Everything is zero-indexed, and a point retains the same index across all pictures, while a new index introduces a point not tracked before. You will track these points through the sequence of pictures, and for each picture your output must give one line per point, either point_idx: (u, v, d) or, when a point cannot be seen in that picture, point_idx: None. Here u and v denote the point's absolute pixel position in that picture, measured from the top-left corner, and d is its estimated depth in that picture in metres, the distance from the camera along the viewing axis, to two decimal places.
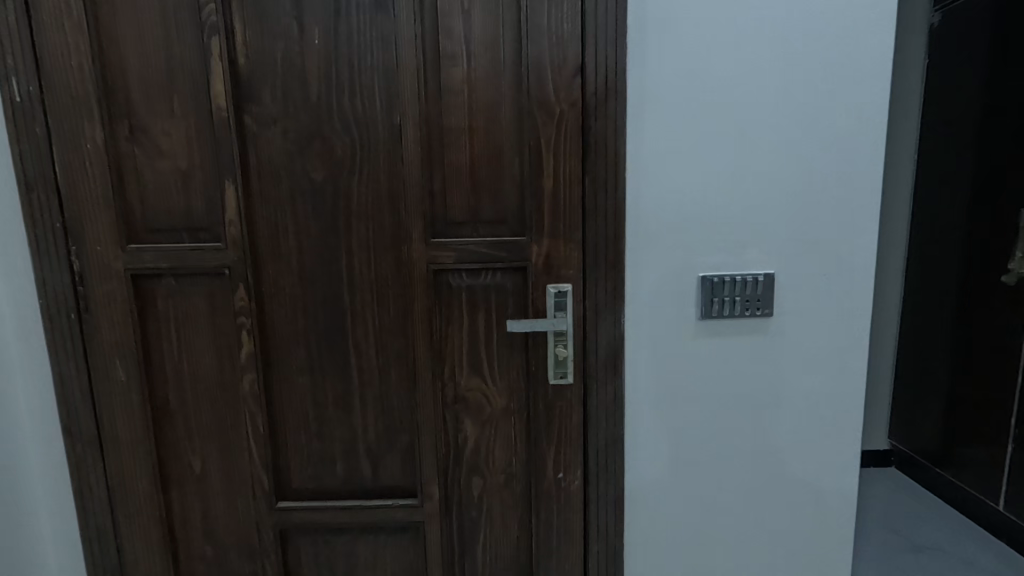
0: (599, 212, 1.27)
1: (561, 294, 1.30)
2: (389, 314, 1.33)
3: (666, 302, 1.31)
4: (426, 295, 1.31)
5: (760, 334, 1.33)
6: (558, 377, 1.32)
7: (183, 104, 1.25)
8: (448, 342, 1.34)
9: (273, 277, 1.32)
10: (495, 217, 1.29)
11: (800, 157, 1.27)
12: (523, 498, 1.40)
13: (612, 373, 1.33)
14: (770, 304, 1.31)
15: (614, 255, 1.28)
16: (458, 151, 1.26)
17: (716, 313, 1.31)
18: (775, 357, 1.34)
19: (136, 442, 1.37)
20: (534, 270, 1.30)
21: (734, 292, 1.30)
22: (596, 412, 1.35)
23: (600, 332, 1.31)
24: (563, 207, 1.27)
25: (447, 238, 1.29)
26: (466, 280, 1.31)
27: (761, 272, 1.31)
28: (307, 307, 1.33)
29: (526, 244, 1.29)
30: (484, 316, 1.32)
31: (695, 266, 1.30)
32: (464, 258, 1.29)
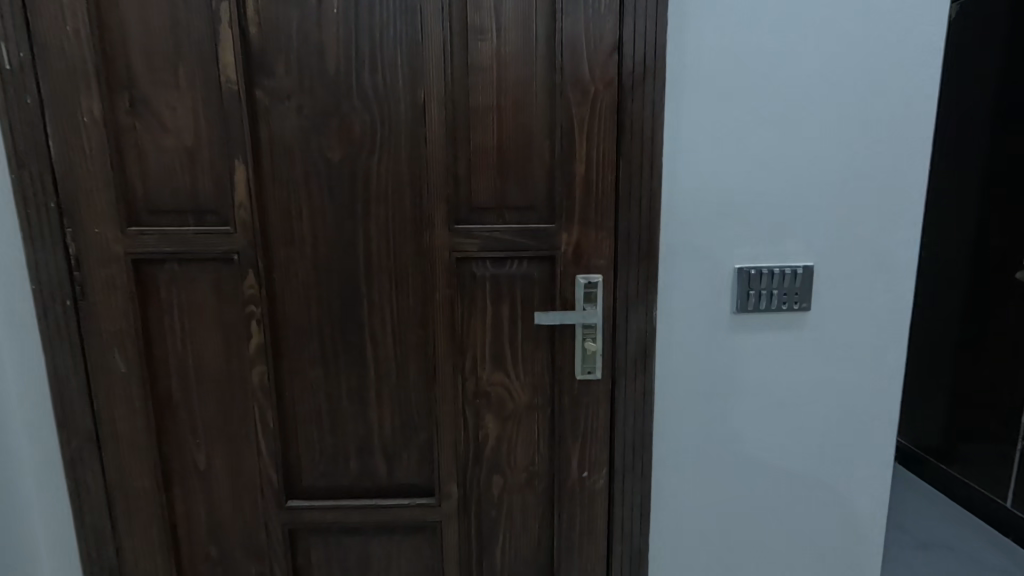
0: (633, 200, 1.20)
1: (591, 285, 1.23)
2: (409, 304, 1.26)
3: (700, 293, 1.26)
4: (448, 284, 1.24)
5: (796, 329, 1.28)
6: (585, 372, 1.27)
7: (190, 75, 1.16)
8: (471, 334, 1.27)
9: (285, 263, 1.24)
10: (523, 203, 1.22)
11: (844, 144, 1.22)
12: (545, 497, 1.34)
13: (642, 368, 1.27)
14: (807, 298, 1.26)
15: (647, 243, 1.22)
16: (485, 131, 1.19)
17: (752, 307, 1.26)
18: (810, 353, 1.29)
19: (136, 436, 1.29)
20: (563, 260, 1.23)
21: (772, 285, 1.25)
22: (624, 408, 1.29)
23: (630, 326, 1.25)
24: (595, 193, 1.21)
25: (472, 225, 1.22)
26: (491, 269, 1.24)
27: (800, 265, 1.25)
28: (321, 295, 1.25)
29: (556, 232, 1.22)
30: (509, 307, 1.26)
31: (731, 257, 1.24)
32: (490, 246, 1.22)
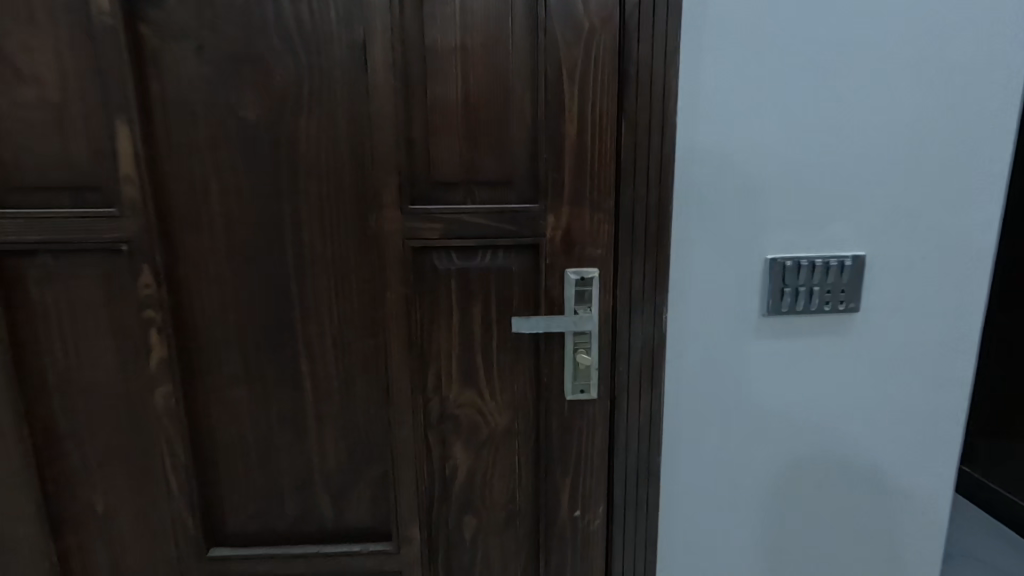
0: (639, 173, 0.94)
1: (585, 282, 0.97)
2: (354, 306, 0.99)
3: (721, 291, 1.00)
4: (403, 281, 0.97)
5: (840, 334, 1.03)
6: (576, 392, 1.01)
7: (50, 6, 0.86)
8: (433, 343, 1.00)
9: (193, 256, 0.96)
10: (498, 177, 0.95)
11: (909, 101, 0.95)
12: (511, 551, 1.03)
13: (649, 384, 1.01)
14: (856, 297, 1.01)
15: (657, 228, 0.95)
16: (446, 82, 0.91)
17: (786, 308, 1.00)
18: (854, 362, 1.05)
19: (11, 475, 1.02)
20: (549, 250, 0.97)
21: (812, 280, 0.99)
22: (626, 433, 1.04)
23: (634, 334, 0.99)
24: (590, 163, 0.94)
25: (431, 206, 0.95)
26: (459, 261, 0.98)
27: (848, 255, 0.99)
28: (240, 297, 0.98)
29: (539, 214, 0.95)
30: (482, 308, 0.99)
31: (762, 245, 0.99)
32: (455, 232, 0.96)
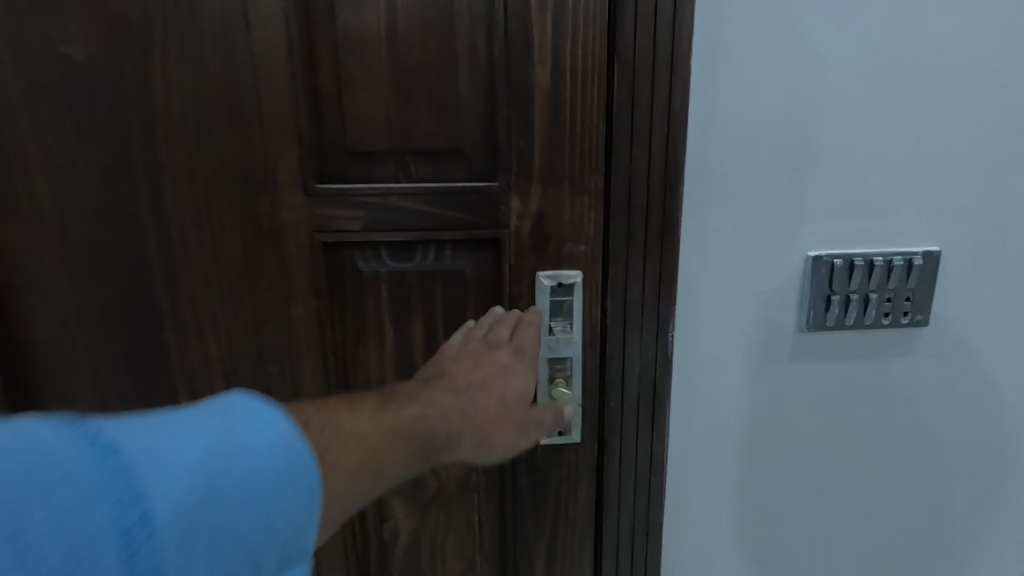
0: (639, 137, 0.66)
1: (563, 289, 0.72)
2: (248, 322, 0.73)
3: (745, 298, 0.74)
4: (314, 287, 0.71)
5: (899, 355, 0.78)
6: (553, 435, 0.76)
7: None
8: (359, 370, 0.75)
9: (16, 254, 0.69)
10: (440, 144, 0.68)
11: (1011, 41, 0.68)
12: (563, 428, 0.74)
13: (648, 426, 0.75)
14: (924, 307, 0.76)
15: (661, 216, 0.68)
16: (362, 6, 0.63)
17: (831, 322, 0.75)
18: (915, 392, 0.80)
19: None
20: (514, 246, 0.70)
21: (866, 284, 0.74)
22: (618, 488, 0.78)
23: (630, 360, 0.73)
24: (570, 124, 0.67)
25: (348, 185, 0.68)
26: (390, 262, 0.71)
27: (919, 252, 0.73)
28: (89, 310, 0.71)
29: (498, 196, 0.69)
30: (424, 326, 0.73)
31: (800, 239, 0.72)
32: (381, 222, 0.69)
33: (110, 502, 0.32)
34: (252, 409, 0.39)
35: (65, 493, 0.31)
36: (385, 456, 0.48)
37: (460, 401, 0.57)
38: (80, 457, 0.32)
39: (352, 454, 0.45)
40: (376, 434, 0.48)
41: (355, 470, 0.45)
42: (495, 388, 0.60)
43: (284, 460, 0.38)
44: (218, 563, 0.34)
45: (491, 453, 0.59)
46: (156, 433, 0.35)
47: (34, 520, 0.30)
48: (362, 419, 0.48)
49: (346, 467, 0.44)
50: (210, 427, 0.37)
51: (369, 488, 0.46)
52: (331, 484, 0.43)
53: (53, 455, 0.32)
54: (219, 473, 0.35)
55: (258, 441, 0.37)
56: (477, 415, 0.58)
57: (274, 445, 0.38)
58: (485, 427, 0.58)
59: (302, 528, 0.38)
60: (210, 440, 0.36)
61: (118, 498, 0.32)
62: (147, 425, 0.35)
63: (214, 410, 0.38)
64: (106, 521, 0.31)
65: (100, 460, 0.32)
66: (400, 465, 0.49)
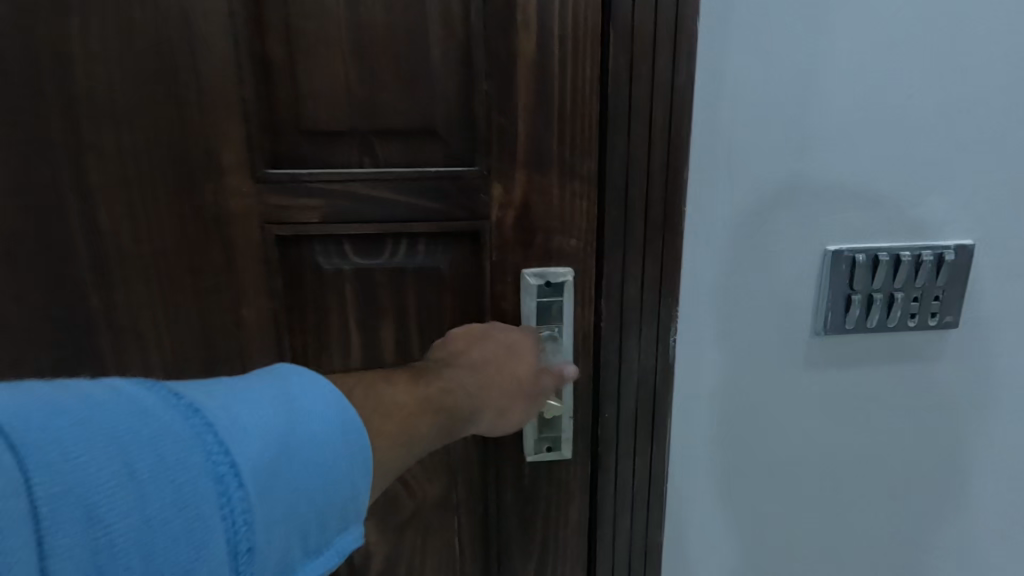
0: (637, 114, 0.58)
1: (552, 289, 0.63)
2: (194, 326, 0.64)
3: (756, 298, 0.66)
4: (268, 286, 0.63)
5: (925, 359, 0.71)
6: (541, 451, 0.68)
7: None
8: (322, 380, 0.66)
9: None
10: (409, 123, 0.59)
11: None
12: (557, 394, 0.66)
13: (647, 440, 0.68)
14: (954, 307, 0.68)
15: (663, 205, 0.60)
16: None
17: (851, 325, 0.68)
18: (941, 401, 0.72)
19: None
20: (495, 239, 0.62)
21: (891, 282, 0.67)
22: (614, 509, 0.70)
23: (627, 367, 0.65)
24: (558, 100, 0.58)
25: (304, 170, 0.60)
26: (356, 258, 0.63)
27: (950, 245, 0.66)
28: (10, 314, 0.62)
29: (477, 183, 0.60)
30: (396, 331, 0.65)
31: (818, 231, 0.64)
32: (344, 212, 0.61)
33: (206, 450, 0.35)
34: (299, 379, 0.43)
35: (166, 443, 0.34)
36: (417, 424, 0.51)
37: (487, 379, 0.58)
38: (174, 413, 0.35)
39: (394, 424, 0.49)
40: (410, 402, 0.52)
41: (398, 436, 0.49)
42: (508, 363, 0.59)
43: (335, 419, 0.42)
44: (293, 507, 0.38)
45: (506, 425, 0.59)
46: (226, 398, 0.38)
47: (142, 467, 0.32)
48: (395, 391, 0.51)
49: (392, 432, 0.49)
50: (267, 394, 0.41)
51: (412, 453, 0.51)
52: (382, 445, 0.48)
53: (151, 412, 0.34)
54: (286, 431, 0.39)
55: (312, 404, 0.42)
56: (496, 389, 0.58)
57: (323, 410, 0.42)
58: (502, 401, 0.58)
59: (353, 481, 0.42)
60: (273, 406, 0.40)
61: (214, 447, 0.35)
62: (217, 390, 0.39)
63: (265, 381, 0.42)
64: (207, 466, 0.34)
65: (190, 416, 0.35)
66: (434, 432, 0.53)
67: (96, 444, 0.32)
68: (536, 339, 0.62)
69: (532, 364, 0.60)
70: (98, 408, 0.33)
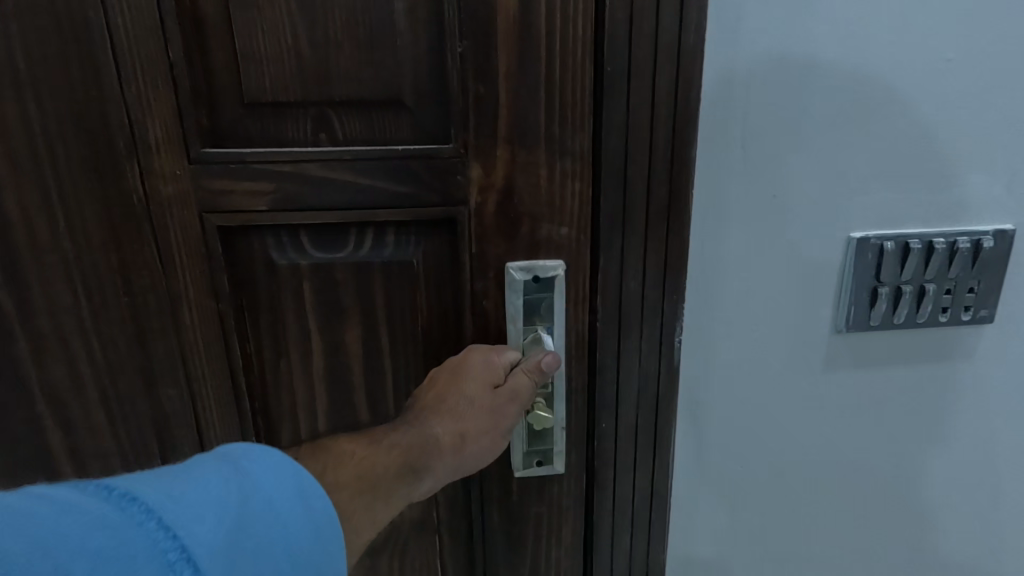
0: (638, 80, 0.49)
1: (541, 285, 0.55)
2: (127, 333, 0.55)
3: (770, 294, 0.59)
4: (211, 285, 0.54)
5: (955, 357, 0.63)
6: (530, 465, 0.60)
7: None
8: (280, 390, 0.58)
9: None
10: (368, 91, 0.50)
11: None
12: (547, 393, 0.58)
13: (649, 451, 0.60)
14: (990, 300, 0.61)
15: (668, 187, 0.52)
16: None
17: (876, 321, 0.61)
18: (972, 403, 0.65)
19: None
20: (474, 228, 0.53)
21: (921, 273, 0.59)
22: (611, 526, 0.63)
23: (626, 371, 0.57)
24: (545, 64, 0.49)
25: (248, 150, 0.51)
26: (315, 252, 0.54)
27: (987, 231, 0.58)
28: None
29: (451, 162, 0.51)
30: (362, 334, 0.56)
31: (841, 215, 0.57)
32: (296, 198, 0.52)
33: (151, 540, 0.27)
34: (249, 446, 0.34)
35: (99, 538, 0.26)
36: (375, 472, 0.43)
37: (455, 412, 0.49)
38: (104, 504, 0.27)
39: (349, 472, 0.41)
40: (364, 448, 0.44)
41: (358, 485, 0.41)
42: (473, 383, 0.50)
43: (299, 487, 0.33)
44: None
45: (486, 456, 0.50)
46: (165, 480, 0.30)
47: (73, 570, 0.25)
48: (344, 442, 0.44)
49: (350, 481, 0.41)
50: (213, 469, 0.32)
51: (379, 504, 0.42)
52: (340, 500, 0.39)
53: (75, 507, 0.26)
54: (245, 511, 0.30)
55: (275, 474, 0.33)
56: (463, 415, 0.49)
57: (284, 477, 0.33)
58: (474, 426, 0.49)
59: (335, 558, 0.33)
60: (225, 485, 0.31)
61: (160, 533, 0.27)
62: (155, 473, 0.30)
63: (210, 461, 0.32)
64: (154, 559, 0.26)
65: (125, 504, 0.27)
66: (400, 478, 0.44)
67: (4, 553, 0.24)
68: (500, 348, 0.53)
69: (502, 375, 0.51)
70: (4, 512, 0.25)
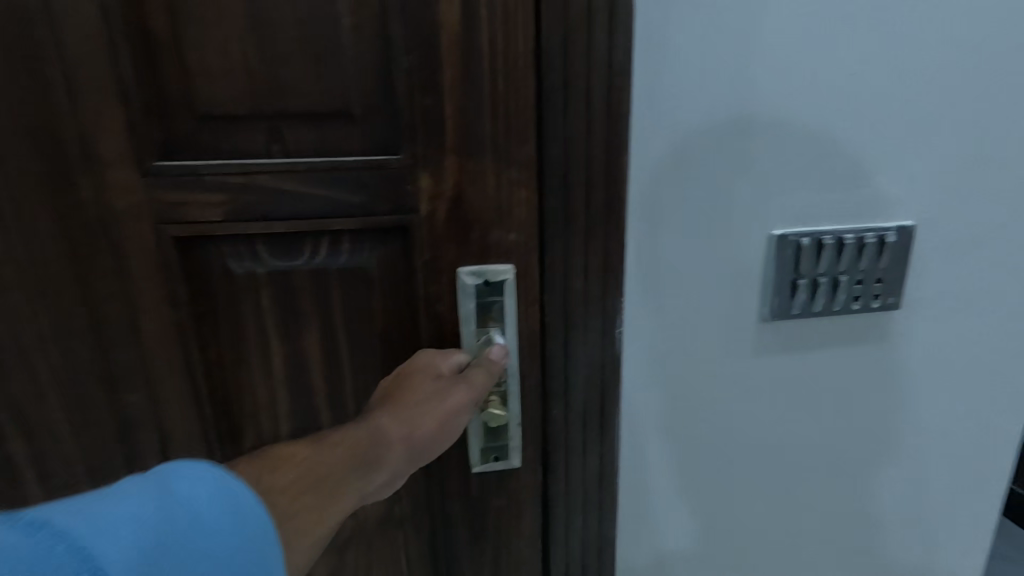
0: (575, 94, 0.52)
1: (492, 290, 0.57)
2: (86, 342, 0.56)
3: (702, 289, 0.63)
4: (169, 293, 0.55)
5: (870, 344, 0.68)
6: (487, 460, 0.63)
7: None
8: (241, 394, 0.60)
9: None
10: (316, 105, 0.51)
11: None
12: (502, 391, 0.60)
13: (597, 439, 0.64)
14: (897, 289, 0.65)
15: (606, 192, 0.55)
16: None
17: (796, 310, 0.65)
18: (891, 387, 0.70)
19: None
20: (424, 235, 0.55)
21: (835, 266, 0.64)
22: (565, 514, 0.67)
23: (572, 368, 0.61)
24: (489, 79, 0.51)
25: (201, 162, 0.52)
26: (271, 260, 0.56)
27: (892, 227, 0.63)
28: None
29: (397, 172, 0.53)
30: (320, 338, 0.58)
31: (769, 215, 0.61)
32: (251, 209, 0.53)
33: (63, 564, 0.28)
34: (174, 467, 0.36)
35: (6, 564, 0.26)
36: (315, 470, 0.45)
37: (400, 407, 0.52)
38: (11, 533, 0.27)
39: (286, 475, 0.43)
40: (303, 450, 0.46)
41: (299, 486, 0.43)
42: (417, 380, 0.53)
43: (230, 494, 0.36)
44: None
45: (439, 444, 0.52)
46: (77, 506, 0.31)
47: None
48: (281, 448, 0.46)
49: (288, 483, 0.42)
50: (132, 491, 0.33)
51: (323, 500, 0.44)
52: (278, 502, 0.41)
53: None
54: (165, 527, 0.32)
55: (197, 489, 0.35)
56: (408, 407, 0.51)
57: (209, 490, 0.35)
58: (422, 416, 0.51)
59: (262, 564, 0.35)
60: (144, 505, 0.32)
61: (72, 556, 0.28)
62: (67, 502, 0.31)
63: (131, 485, 0.34)
64: None
65: (34, 530, 0.28)
66: (346, 474, 0.46)
67: None
68: (447, 351, 0.56)
69: (448, 371, 0.55)
70: None
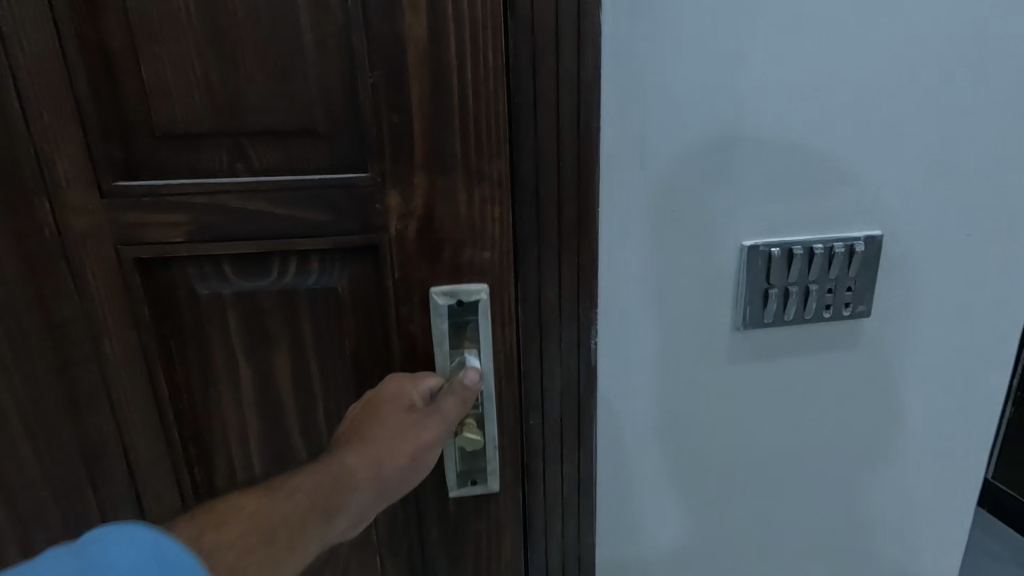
0: (544, 110, 0.52)
1: (466, 311, 0.56)
2: (47, 367, 0.54)
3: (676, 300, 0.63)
4: (132, 316, 0.54)
5: (843, 352, 0.68)
6: (463, 483, 0.62)
7: None
8: (210, 417, 0.58)
9: None
10: (280, 124, 0.50)
11: None
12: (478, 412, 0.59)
13: (575, 455, 0.63)
14: (867, 297, 0.66)
15: (576, 207, 0.54)
16: None
17: (769, 319, 0.65)
18: (865, 396, 0.71)
19: None
20: (393, 253, 0.54)
21: (805, 275, 0.64)
22: (544, 530, 0.66)
23: (546, 385, 0.60)
24: (457, 96, 0.50)
25: (162, 182, 0.51)
26: (237, 281, 0.54)
27: (860, 236, 0.63)
28: None
29: (365, 190, 0.52)
30: (290, 359, 0.57)
31: (740, 227, 0.61)
32: (215, 229, 0.52)
33: None
34: (106, 528, 0.33)
35: None
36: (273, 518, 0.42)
37: (368, 442, 0.50)
38: None
39: (241, 524, 0.40)
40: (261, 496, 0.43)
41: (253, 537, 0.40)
42: (389, 412, 0.52)
43: (167, 557, 0.33)
44: None
45: (410, 479, 0.51)
46: None
47: None
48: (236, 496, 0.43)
49: (241, 534, 0.40)
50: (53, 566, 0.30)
51: (281, 551, 0.42)
52: (227, 558, 0.38)
53: None
54: None
55: (130, 554, 0.32)
56: (378, 442, 0.50)
57: (144, 553, 0.32)
58: (393, 451, 0.50)
59: None
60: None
61: None
62: None
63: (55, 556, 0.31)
64: None
65: None
66: (306, 521, 0.44)
67: None
68: (420, 375, 0.55)
69: (421, 400, 0.54)
70: None
